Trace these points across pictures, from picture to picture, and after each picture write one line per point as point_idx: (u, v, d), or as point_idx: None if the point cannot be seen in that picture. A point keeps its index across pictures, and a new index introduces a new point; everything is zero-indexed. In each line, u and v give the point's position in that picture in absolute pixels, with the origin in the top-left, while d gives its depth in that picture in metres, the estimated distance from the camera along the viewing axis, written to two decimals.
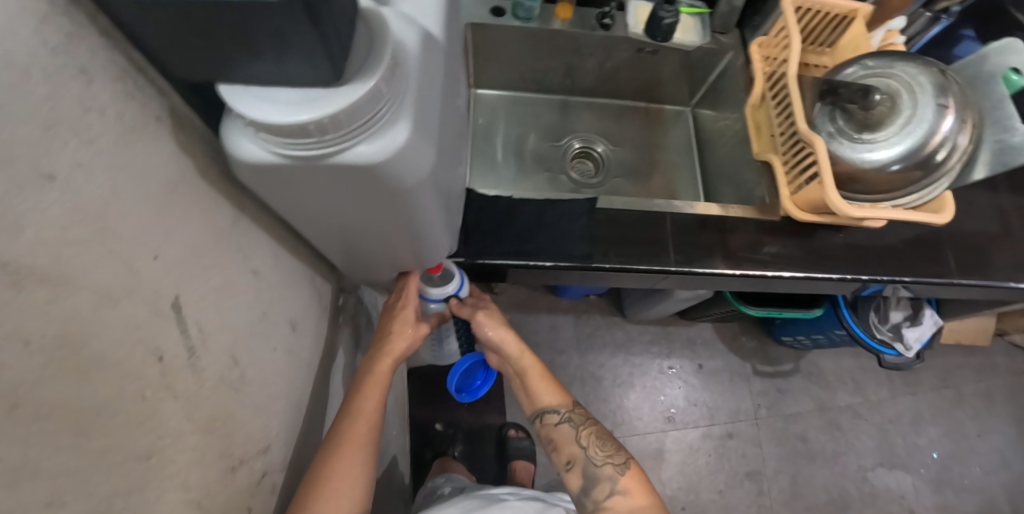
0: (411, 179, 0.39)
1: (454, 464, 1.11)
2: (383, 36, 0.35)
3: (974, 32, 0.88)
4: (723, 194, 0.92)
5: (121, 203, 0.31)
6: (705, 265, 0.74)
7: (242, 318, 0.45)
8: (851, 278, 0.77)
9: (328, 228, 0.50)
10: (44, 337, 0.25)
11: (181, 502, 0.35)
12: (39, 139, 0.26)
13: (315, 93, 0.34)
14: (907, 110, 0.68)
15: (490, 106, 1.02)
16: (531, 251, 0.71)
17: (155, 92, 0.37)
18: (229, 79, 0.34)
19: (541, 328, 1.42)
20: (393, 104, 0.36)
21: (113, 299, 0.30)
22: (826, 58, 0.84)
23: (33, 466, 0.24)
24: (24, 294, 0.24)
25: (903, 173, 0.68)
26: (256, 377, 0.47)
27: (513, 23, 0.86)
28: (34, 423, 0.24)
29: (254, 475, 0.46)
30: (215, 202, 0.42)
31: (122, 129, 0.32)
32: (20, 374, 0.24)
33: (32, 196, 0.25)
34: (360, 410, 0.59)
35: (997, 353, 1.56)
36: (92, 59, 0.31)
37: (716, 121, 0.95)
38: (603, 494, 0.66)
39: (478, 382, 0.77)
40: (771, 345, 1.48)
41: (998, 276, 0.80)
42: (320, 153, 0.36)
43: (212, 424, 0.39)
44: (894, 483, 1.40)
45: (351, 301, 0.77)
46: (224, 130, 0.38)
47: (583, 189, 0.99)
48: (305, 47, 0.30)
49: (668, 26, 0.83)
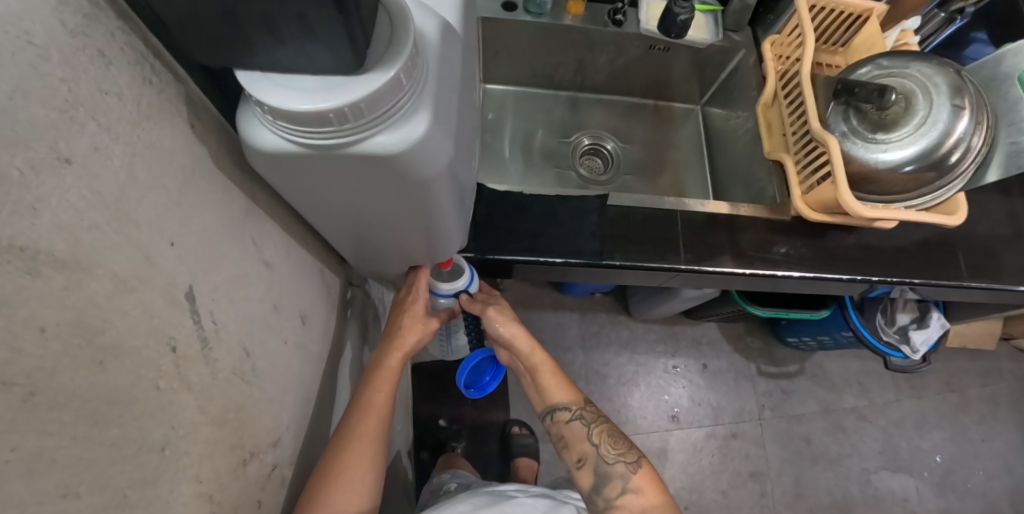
0: (428, 171, 0.38)
1: (458, 460, 1.11)
2: (404, 24, 0.34)
3: (986, 35, 0.88)
4: (733, 193, 0.91)
5: (137, 189, 0.31)
6: (716, 264, 0.74)
7: (254, 310, 0.44)
8: (862, 279, 0.77)
9: (341, 220, 0.49)
10: (60, 324, 0.25)
11: (193, 494, 0.34)
12: (57, 121, 0.25)
13: (335, 81, 0.33)
14: (923, 111, 0.66)
15: (500, 101, 1.01)
16: (542, 247, 0.71)
17: (171, 78, 0.36)
18: (249, 65, 0.34)
19: (546, 325, 1.41)
20: (413, 95, 0.35)
21: (129, 287, 0.30)
22: (839, 57, 0.84)
23: (49, 455, 0.24)
24: (41, 281, 0.24)
25: (917, 174, 0.67)
26: (267, 370, 0.46)
27: (524, 17, 0.86)
28: (50, 412, 0.24)
29: (264, 468, 0.45)
30: (229, 191, 0.42)
31: (139, 114, 0.32)
32: (37, 361, 0.23)
33: (49, 180, 0.25)
34: (370, 404, 0.59)
35: (1003, 357, 1.55)
36: (110, 42, 0.30)
37: (727, 120, 0.94)
38: (615, 492, 0.65)
39: (486, 378, 0.75)
40: (777, 346, 1.48)
41: (1009, 280, 0.80)
42: (338, 143, 0.35)
43: (224, 416, 0.39)
44: (897, 486, 1.40)
45: (359, 295, 0.77)
46: (241, 117, 0.38)
47: (591, 186, 0.99)
48: (329, 33, 0.30)
49: (683, 22, 0.83)
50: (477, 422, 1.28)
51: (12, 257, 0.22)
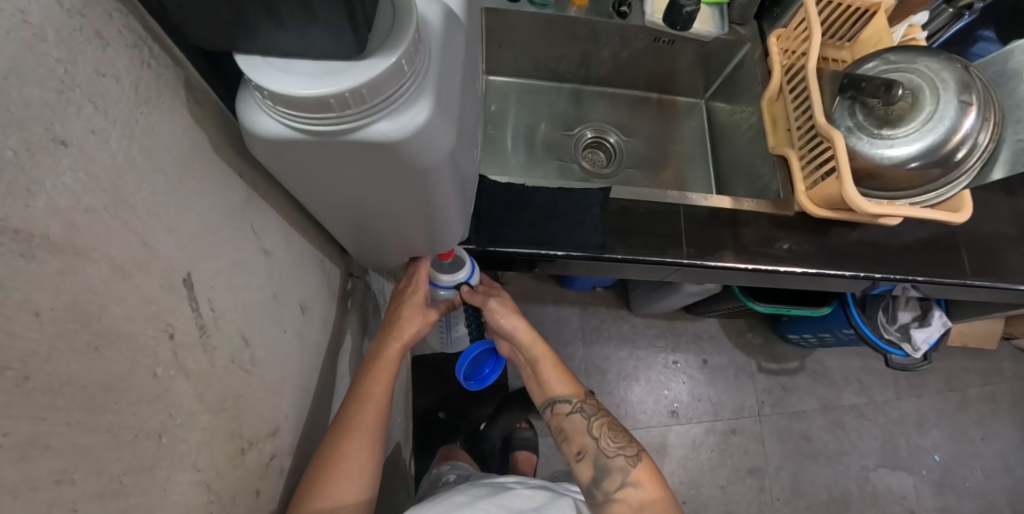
0: (428, 159, 0.38)
1: (457, 452, 1.11)
2: (407, 9, 0.33)
3: (992, 33, 0.87)
4: (736, 188, 0.90)
5: (134, 172, 0.30)
6: (717, 258, 0.73)
7: (254, 298, 0.44)
8: (864, 276, 0.76)
9: (341, 209, 0.49)
10: (54, 308, 0.24)
11: (191, 483, 0.34)
12: (53, 102, 0.25)
13: (337, 66, 0.33)
14: (930, 106, 0.66)
15: (502, 92, 1.00)
16: (543, 239, 0.71)
17: (170, 62, 0.36)
18: (250, 50, 0.33)
19: (546, 319, 1.41)
20: (415, 81, 0.35)
21: (125, 272, 0.29)
22: (846, 52, 0.83)
23: (44, 441, 0.23)
24: (35, 263, 0.23)
25: (923, 171, 0.67)
26: (266, 359, 0.46)
27: (529, 9, 0.85)
28: (45, 396, 0.24)
29: (263, 457, 0.45)
30: (229, 178, 0.41)
31: (136, 99, 0.31)
32: (32, 344, 0.23)
33: (44, 160, 0.24)
34: (368, 395, 0.59)
35: (1004, 357, 1.54)
36: (107, 24, 0.30)
37: (731, 114, 0.93)
38: (614, 485, 0.65)
39: (486, 371, 0.74)
40: (777, 343, 1.47)
41: (1012, 279, 0.79)
42: (338, 129, 0.35)
43: (224, 405, 0.39)
44: (895, 484, 1.40)
45: (359, 286, 0.76)
46: (241, 103, 0.37)
47: (594, 179, 0.98)
48: (331, 16, 0.29)
49: (688, 15, 0.81)
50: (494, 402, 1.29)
51: (6, 239, 0.22)
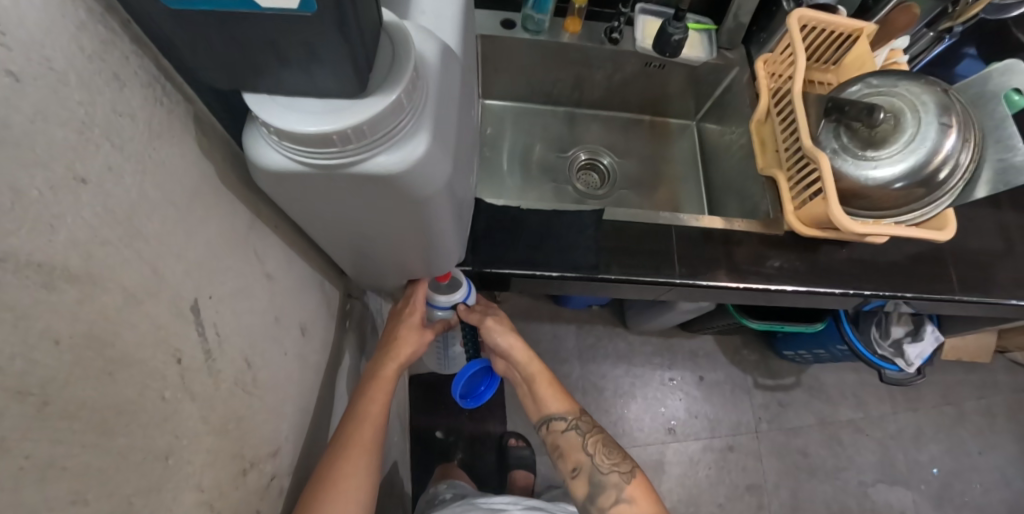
0: (427, 188, 0.40)
1: (454, 471, 1.13)
2: (406, 48, 0.36)
3: (975, 50, 0.90)
4: (727, 207, 0.93)
5: (148, 204, 0.32)
6: (709, 278, 0.75)
7: (256, 322, 0.46)
8: (853, 293, 0.78)
9: (341, 235, 0.50)
10: (73, 335, 0.26)
11: (194, 503, 0.35)
12: (75, 142, 0.27)
13: (340, 104, 0.35)
14: (911, 129, 0.68)
15: (499, 116, 1.03)
16: (539, 260, 0.72)
17: (180, 98, 0.37)
18: (256, 88, 0.35)
19: (543, 337, 1.42)
20: (414, 115, 0.37)
21: (137, 300, 0.31)
22: (831, 75, 0.86)
23: (60, 463, 0.25)
24: (57, 293, 0.25)
25: (906, 190, 0.69)
26: (267, 381, 0.47)
27: (522, 35, 0.88)
28: (62, 422, 0.25)
29: (263, 477, 0.46)
30: (235, 207, 0.43)
31: (150, 135, 0.33)
32: (52, 372, 0.24)
33: (65, 196, 0.26)
34: (366, 414, 0.60)
35: (999, 370, 1.56)
36: (124, 65, 0.32)
37: (722, 135, 0.96)
38: (609, 501, 0.66)
39: (482, 388, 0.74)
40: (772, 359, 1.49)
41: (999, 293, 0.81)
42: (341, 162, 0.36)
43: (225, 427, 0.40)
44: (895, 499, 1.40)
45: (358, 306, 0.78)
46: (248, 138, 0.39)
47: (588, 200, 1.00)
48: (335, 59, 0.32)
49: (677, 42, 0.85)
50: (491, 421, 1.30)
51: (31, 272, 0.24)
